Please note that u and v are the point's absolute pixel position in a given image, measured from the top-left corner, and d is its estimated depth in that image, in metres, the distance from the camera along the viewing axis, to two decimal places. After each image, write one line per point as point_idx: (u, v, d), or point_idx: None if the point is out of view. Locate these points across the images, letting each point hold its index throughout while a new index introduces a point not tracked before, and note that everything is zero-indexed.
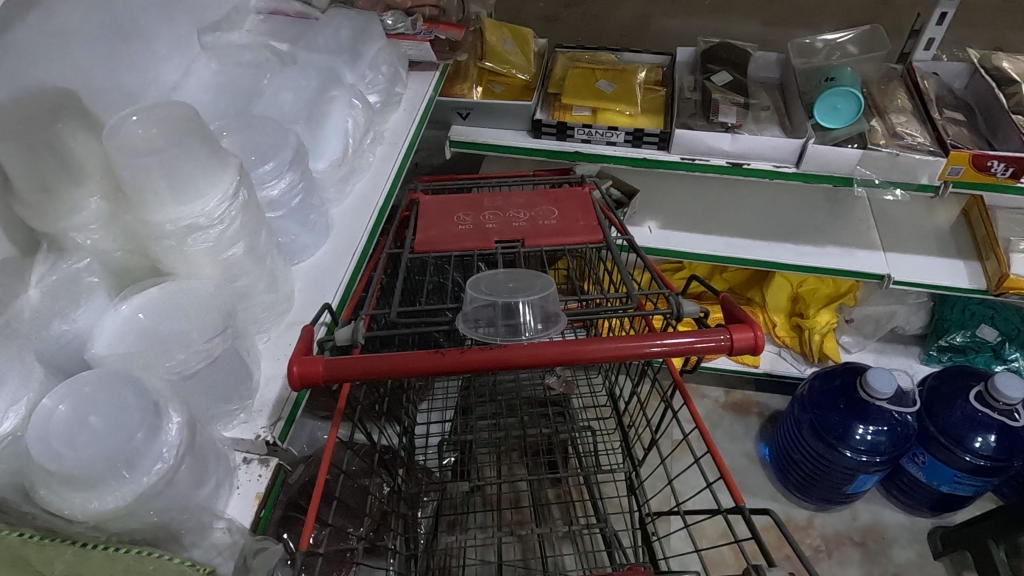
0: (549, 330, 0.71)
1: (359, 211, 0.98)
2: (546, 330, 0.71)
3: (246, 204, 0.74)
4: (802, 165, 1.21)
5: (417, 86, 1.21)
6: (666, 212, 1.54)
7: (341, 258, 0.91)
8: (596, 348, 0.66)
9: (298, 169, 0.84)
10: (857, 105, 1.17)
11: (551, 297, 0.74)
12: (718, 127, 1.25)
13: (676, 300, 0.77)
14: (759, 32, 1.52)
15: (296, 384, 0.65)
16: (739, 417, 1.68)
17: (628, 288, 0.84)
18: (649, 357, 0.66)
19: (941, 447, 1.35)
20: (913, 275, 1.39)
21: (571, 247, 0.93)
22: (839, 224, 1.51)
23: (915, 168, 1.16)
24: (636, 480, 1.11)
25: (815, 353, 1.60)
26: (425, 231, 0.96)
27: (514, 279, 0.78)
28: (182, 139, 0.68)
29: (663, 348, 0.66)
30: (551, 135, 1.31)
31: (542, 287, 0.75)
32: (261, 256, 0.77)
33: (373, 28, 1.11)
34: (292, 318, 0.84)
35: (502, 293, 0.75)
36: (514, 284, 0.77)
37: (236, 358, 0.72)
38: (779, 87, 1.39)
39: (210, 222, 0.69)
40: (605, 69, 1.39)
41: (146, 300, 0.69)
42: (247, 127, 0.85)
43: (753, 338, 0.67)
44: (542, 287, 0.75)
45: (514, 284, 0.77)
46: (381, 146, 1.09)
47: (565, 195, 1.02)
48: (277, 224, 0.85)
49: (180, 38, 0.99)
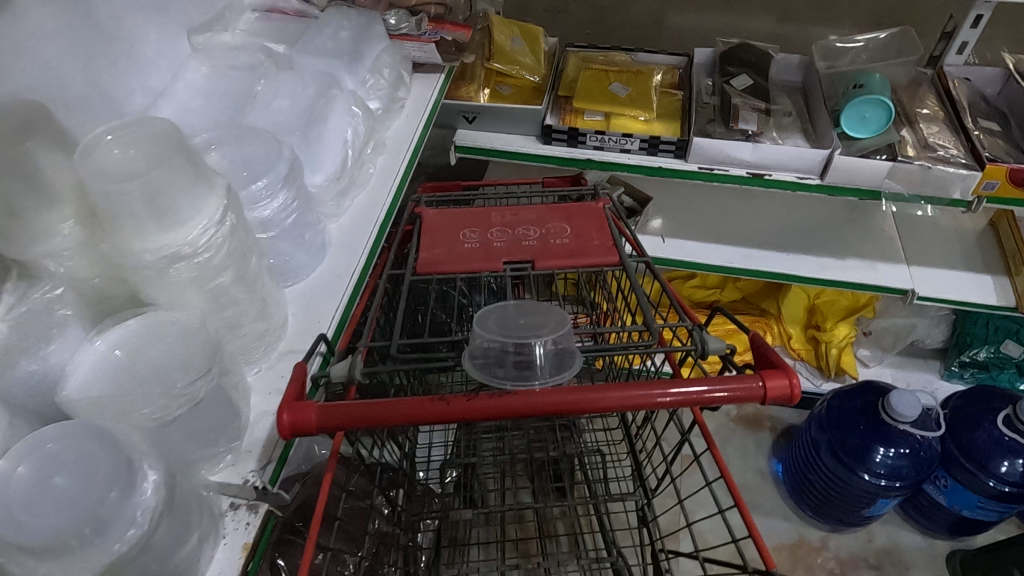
0: (562, 372, 0.65)
1: (359, 228, 0.92)
2: (559, 373, 0.65)
3: (235, 228, 0.68)
4: (827, 176, 1.14)
5: (422, 89, 1.14)
6: (679, 220, 1.48)
7: (339, 279, 0.85)
8: (613, 396, 0.60)
9: (293, 186, 0.79)
10: (887, 116, 1.10)
11: (568, 341, 0.68)
12: (738, 134, 1.18)
13: (701, 336, 0.71)
14: (778, 33, 1.45)
15: (286, 433, 0.60)
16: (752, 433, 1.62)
17: (648, 320, 0.78)
18: (660, 408, 0.60)
19: (964, 470, 1.29)
20: (937, 290, 1.32)
21: (585, 269, 0.87)
22: (862, 232, 1.44)
23: (948, 181, 1.10)
24: (648, 507, 1.05)
25: (832, 368, 1.54)
26: (429, 250, 0.90)
27: (525, 313, 0.72)
28: (164, 160, 0.61)
29: (673, 398, 0.60)
30: (562, 141, 1.24)
31: (552, 328, 0.69)
32: (251, 284, 0.72)
33: (375, 28, 1.04)
34: (284, 347, 0.78)
35: (513, 332, 0.68)
36: (521, 322, 0.70)
37: (223, 398, 0.66)
38: (802, 91, 1.32)
39: (194, 250, 0.63)
40: (620, 71, 1.32)
41: (124, 335, 0.64)
42: (239, 139, 0.78)
43: (790, 387, 0.60)
44: (550, 330, 0.68)
45: (523, 320, 0.71)
46: (382, 155, 1.03)
47: (578, 210, 0.96)
48: (269, 246, 0.78)
49: (168, 39, 0.92)
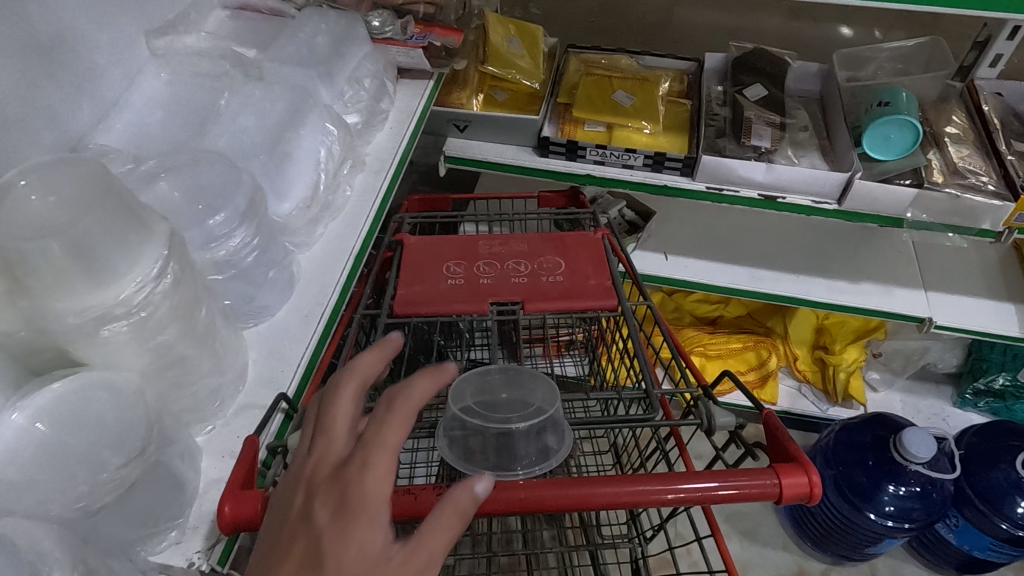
0: (546, 463, 0.58)
1: (332, 259, 0.83)
2: (542, 462, 0.58)
3: (180, 278, 0.59)
4: (845, 202, 1.06)
5: (407, 98, 1.05)
6: (684, 235, 1.39)
7: (307, 320, 0.77)
8: (605, 492, 0.52)
9: (254, 221, 0.70)
10: (914, 136, 1.01)
11: (561, 419, 0.59)
12: (750, 151, 1.09)
13: (707, 408, 0.63)
14: (797, 35, 1.35)
15: (227, 528, 0.52)
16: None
17: (648, 384, 0.71)
18: (661, 505, 0.53)
19: (977, 511, 1.23)
20: (958, 320, 1.24)
21: (579, 313, 0.80)
22: (876, 251, 1.35)
23: (977, 211, 1.01)
24: (643, 557, 0.98)
25: (839, 394, 1.46)
26: (409, 285, 0.83)
27: (510, 386, 0.64)
28: (89, 208, 0.53)
29: (686, 496, 0.53)
30: (559, 154, 1.15)
31: (538, 409, 0.60)
32: (202, 337, 0.63)
33: (357, 31, 0.95)
34: (242, 400, 0.70)
35: (490, 415, 0.60)
36: (502, 403, 0.62)
37: (162, 472, 0.58)
38: (819, 103, 1.23)
39: (126, 310, 0.55)
40: (624, 78, 1.22)
41: (49, 403, 0.54)
42: (193, 165, 0.69)
43: (809, 486, 0.53)
44: (536, 412, 0.60)
45: (505, 397, 0.64)
46: (361, 174, 0.94)
47: (573, 242, 0.89)
48: (224, 287, 0.70)
49: (124, 43, 0.82)
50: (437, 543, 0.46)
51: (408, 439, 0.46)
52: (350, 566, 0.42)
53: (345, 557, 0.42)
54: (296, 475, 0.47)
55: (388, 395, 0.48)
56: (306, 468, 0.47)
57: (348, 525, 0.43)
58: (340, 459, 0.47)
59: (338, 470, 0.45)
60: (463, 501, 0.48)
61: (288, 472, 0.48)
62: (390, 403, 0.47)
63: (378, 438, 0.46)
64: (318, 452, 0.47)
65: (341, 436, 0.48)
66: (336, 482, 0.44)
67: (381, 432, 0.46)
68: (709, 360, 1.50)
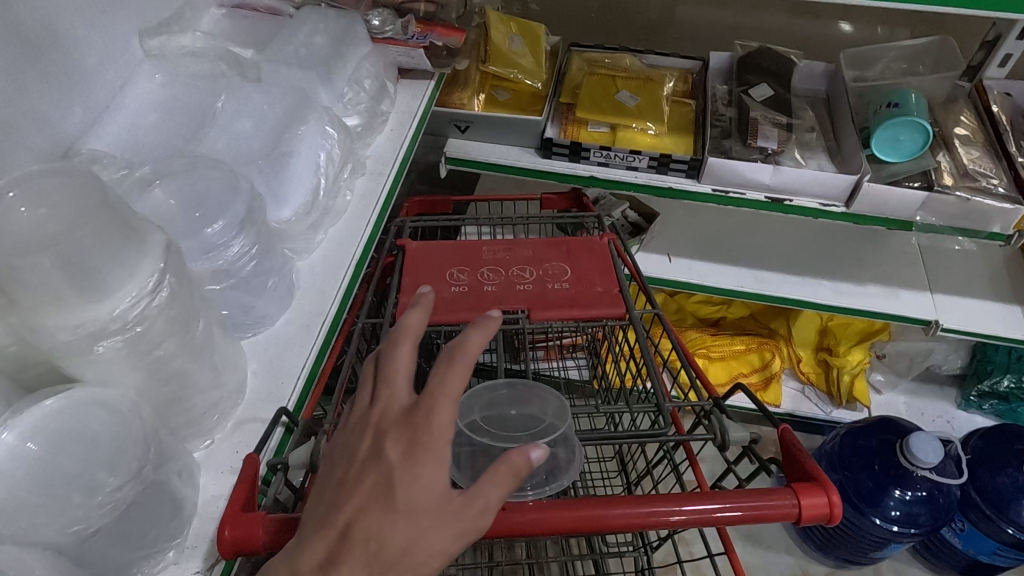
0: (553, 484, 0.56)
1: (333, 266, 0.82)
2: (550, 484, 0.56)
3: (178, 291, 0.57)
4: (854, 205, 1.05)
5: (408, 98, 1.02)
6: (687, 237, 1.37)
7: (308, 329, 0.75)
8: (618, 514, 0.51)
9: (254, 228, 0.68)
10: (924, 139, 0.99)
11: (572, 437, 0.58)
12: (757, 152, 1.07)
13: (720, 423, 0.62)
14: (804, 33, 1.33)
15: (227, 551, 0.51)
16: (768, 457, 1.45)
17: (659, 396, 0.70)
18: (670, 527, 0.51)
19: (983, 515, 1.22)
20: (965, 322, 1.22)
21: (586, 321, 0.79)
22: (881, 253, 1.34)
23: (988, 214, 1.00)
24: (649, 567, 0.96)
25: (843, 396, 1.45)
26: (412, 293, 0.81)
27: (518, 404, 0.63)
28: (83, 221, 0.51)
29: (698, 517, 0.51)
30: (563, 155, 1.13)
31: (548, 427, 0.59)
32: (200, 350, 0.61)
33: (357, 30, 0.93)
34: (241, 414, 0.68)
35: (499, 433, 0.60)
36: (511, 421, 0.62)
37: (161, 491, 0.56)
38: (826, 103, 1.21)
39: (121, 325, 0.53)
40: (628, 77, 1.20)
41: (41, 421, 0.52)
42: (189, 171, 0.67)
43: (829, 506, 0.51)
44: (547, 430, 0.59)
45: (514, 415, 0.63)
46: (361, 178, 0.92)
47: (579, 248, 0.87)
48: (222, 297, 0.68)
49: (116, 43, 0.80)
50: (496, 492, 0.44)
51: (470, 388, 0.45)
52: (418, 499, 0.43)
53: (413, 491, 0.43)
54: (365, 417, 0.48)
55: (449, 345, 0.48)
56: (374, 411, 0.47)
57: (416, 462, 0.44)
58: (408, 404, 0.47)
59: (407, 413, 0.46)
60: (519, 462, 0.45)
61: (354, 414, 0.49)
62: (451, 354, 0.46)
63: (442, 386, 0.46)
64: (387, 397, 0.48)
65: (408, 382, 0.48)
66: (406, 423, 0.45)
67: (447, 378, 0.46)
68: (712, 362, 1.49)
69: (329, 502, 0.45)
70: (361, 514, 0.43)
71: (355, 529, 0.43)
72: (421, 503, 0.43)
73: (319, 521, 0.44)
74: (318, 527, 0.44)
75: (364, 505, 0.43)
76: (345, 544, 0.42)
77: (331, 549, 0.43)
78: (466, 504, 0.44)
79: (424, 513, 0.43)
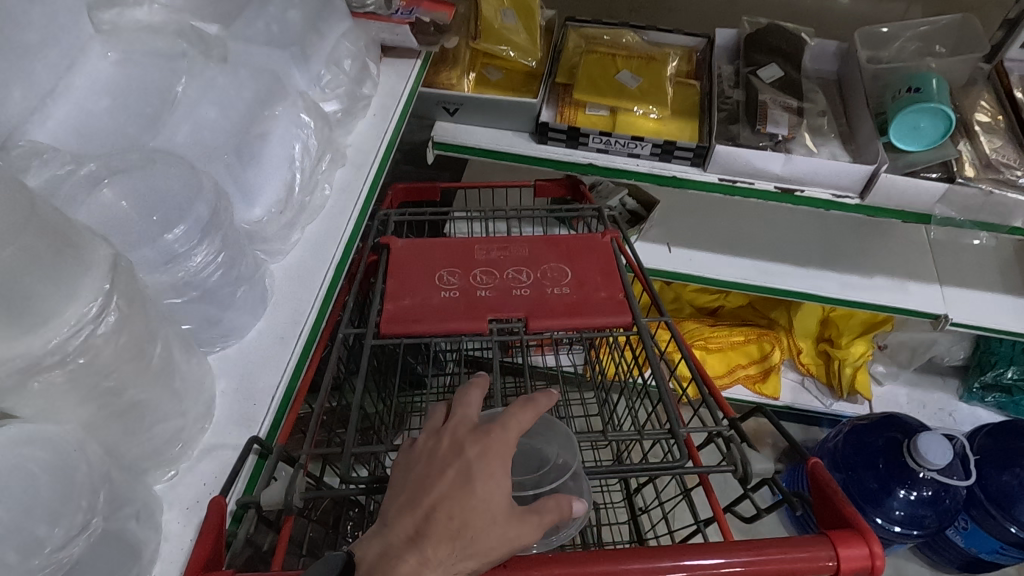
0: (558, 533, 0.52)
1: (310, 272, 0.75)
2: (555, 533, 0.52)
3: (129, 311, 0.50)
4: (869, 197, 0.99)
5: (392, 80, 0.95)
6: (686, 226, 1.30)
7: (282, 343, 0.68)
8: (635, 569, 0.45)
9: (219, 234, 0.61)
10: (946, 127, 0.92)
11: (583, 476, 0.55)
12: (766, 139, 1.00)
13: (741, 453, 0.58)
14: (818, 11, 1.25)
15: None
16: (766, 450, 1.41)
17: (672, 421, 0.64)
18: None
19: (985, 513, 1.19)
20: (974, 317, 1.17)
21: (590, 331, 0.72)
22: (886, 245, 1.29)
23: (1009, 208, 0.94)
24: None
25: (844, 388, 1.41)
26: (397, 299, 0.74)
27: (521, 437, 0.59)
28: (8, 236, 0.43)
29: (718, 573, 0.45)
30: (559, 141, 1.06)
31: (556, 466, 0.56)
32: (159, 376, 0.54)
33: (334, 4, 0.83)
34: (208, 441, 0.61)
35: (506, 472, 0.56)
36: (514, 456, 0.58)
37: (117, 538, 0.49)
38: (838, 86, 1.14)
39: (59, 358, 0.45)
40: (629, 57, 1.12)
41: None
42: (143, 165, 0.58)
43: (870, 558, 0.46)
44: (556, 470, 0.55)
45: (518, 446, 0.60)
46: (341, 170, 0.84)
47: (579, 247, 0.80)
48: (184, 309, 0.61)
49: (61, 14, 0.68)
50: (552, 514, 0.47)
51: (538, 423, 0.50)
52: (492, 497, 0.46)
53: (488, 489, 0.46)
54: (437, 431, 0.51)
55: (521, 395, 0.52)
56: (447, 426, 0.51)
57: (491, 463, 0.47)
58: (476, 423, 0.51)
59: (480, 427, 0.49)
60: (566, 507, 0.48)
61: (423, 431, 0.52)
62: (525, 397, 0.51)
63: (514, 417, 0.50)
64: (457, 417, 0.51)
65: (476, 407, 0.52)
66: (482, 433, 0.49)
67: (517, 408, 0.51)
68: (709, 355, 1.44)
69: (412, 489, 0.47)
70: (445, 496, 0.45)
71: (440, 509, 0.45)
72: (495, 502, 0.46)
73: (404, 503, 0.46)
74: (402, 507, 0.46)
75: (448, 491, 0.45)
76: (431, 518, 0.44)
77: (418, 525, 0.44)
78: (529, 513, 0.46)
79: (498, 510, 0.45)
